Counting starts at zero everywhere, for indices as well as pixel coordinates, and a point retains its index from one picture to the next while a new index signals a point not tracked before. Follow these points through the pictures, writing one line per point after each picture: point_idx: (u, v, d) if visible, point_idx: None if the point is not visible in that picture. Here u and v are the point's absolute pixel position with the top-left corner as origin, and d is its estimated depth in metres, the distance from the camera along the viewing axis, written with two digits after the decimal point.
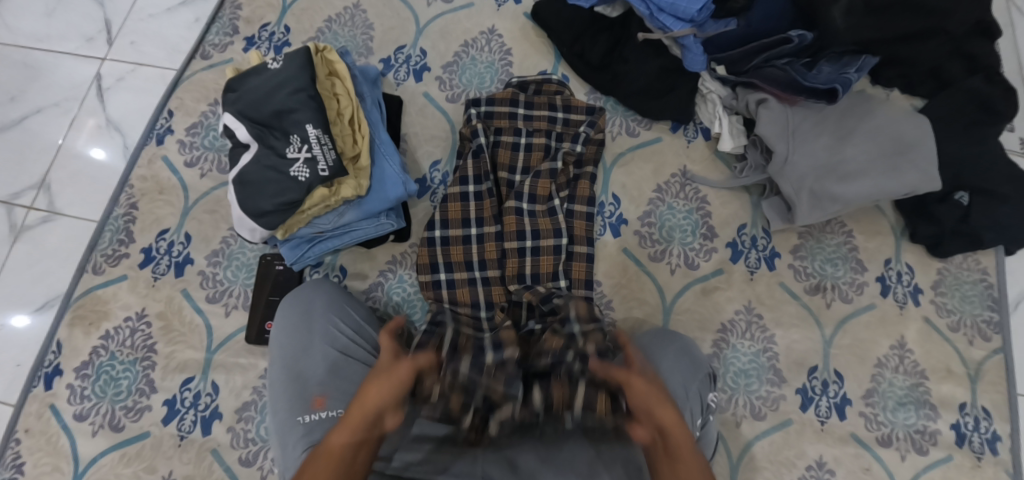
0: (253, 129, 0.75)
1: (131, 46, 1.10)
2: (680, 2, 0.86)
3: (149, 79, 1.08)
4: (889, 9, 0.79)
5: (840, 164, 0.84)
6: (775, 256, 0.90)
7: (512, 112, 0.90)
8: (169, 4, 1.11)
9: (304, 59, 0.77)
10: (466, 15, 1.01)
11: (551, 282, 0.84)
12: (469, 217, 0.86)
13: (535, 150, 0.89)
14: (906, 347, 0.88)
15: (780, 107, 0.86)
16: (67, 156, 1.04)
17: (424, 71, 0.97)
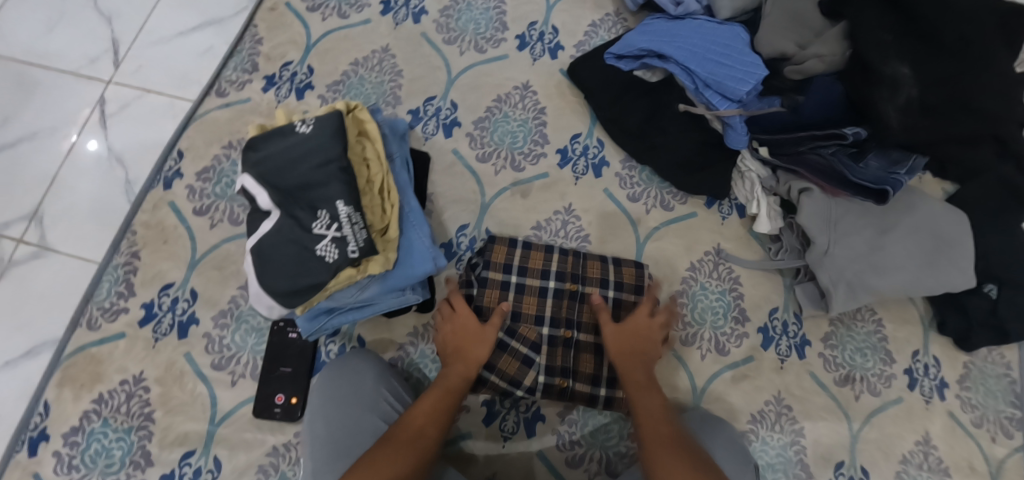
0: (275, 196, 0.68)
1: (137, 70, 1.03)
2: (728, 80, 0.84)
3: (155, 107, 1.01)
4: (942, 110, 0.75)
5: (879, 259, 0.82)
6: (806, 344, 0.88)
7: (541, 291, 0.82)
8: (182, 28, 1.05)
9: (335, 124, 0.72)
10: (498, 67, 0.97)
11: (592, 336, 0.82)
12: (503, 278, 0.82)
13: (563, 331, 0.81)
14: (931, 444, 0.87)
15: (824, 198, 0.84)
16: (61, 187, 0.97)
17: (454, 126, 0.93)
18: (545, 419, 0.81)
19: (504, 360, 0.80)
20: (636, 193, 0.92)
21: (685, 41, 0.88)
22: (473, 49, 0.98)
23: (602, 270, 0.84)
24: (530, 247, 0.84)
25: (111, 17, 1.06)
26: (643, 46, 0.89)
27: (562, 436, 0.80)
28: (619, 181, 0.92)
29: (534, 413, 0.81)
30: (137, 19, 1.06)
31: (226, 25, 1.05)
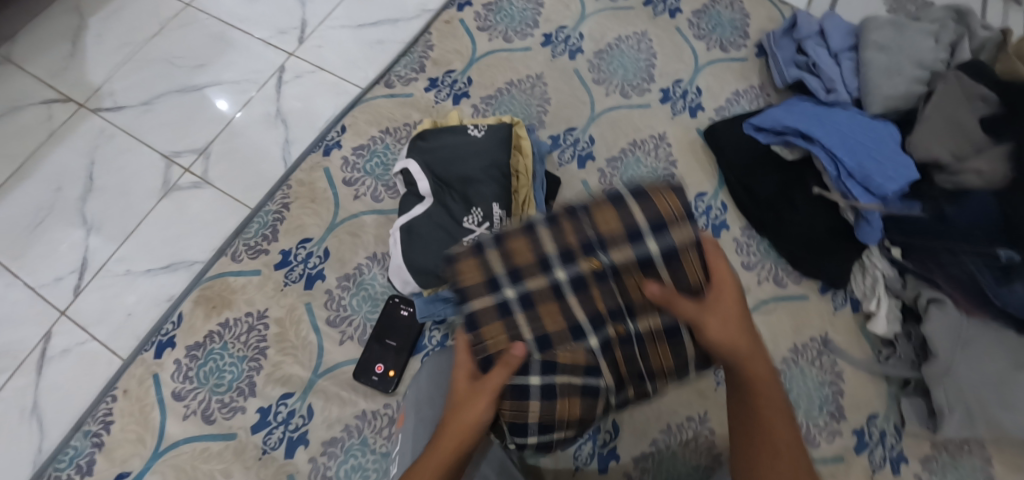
0: (435, 185, 0.77)
1: (315, 49, 1.14)
2: (876, 176, 0.84)
3: (323, 83, 1.11)
4: None
5: (1010, 393, 0.75)
6: (903, 460, 0.83)
7: (554, 291, 0.56)
8: (361, 21, 1.15)
9: (503, 135, 0.79)
10: (641, 114, 1.02)
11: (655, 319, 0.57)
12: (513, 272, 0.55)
13: (613, 326, 0.57)
14: None
15: (958, 314, 0.80)
16: (231, 132, 1.09)
17: (588, 159, 0.98)
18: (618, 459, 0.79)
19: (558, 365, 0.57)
20: (751, 262, 0.93)
21: (834, 128, 0.89)
22: (620, 93, 1.04)
23: (693, 272, 0.56)
24: (559, 222, 0.56)
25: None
26: (790, 124, 0.90)
27: None
28: (735, 246, 0.95)
29: (610, 451, 0.80)
30: (326, 6, 1.17)
31: (399, 24, 1.13)
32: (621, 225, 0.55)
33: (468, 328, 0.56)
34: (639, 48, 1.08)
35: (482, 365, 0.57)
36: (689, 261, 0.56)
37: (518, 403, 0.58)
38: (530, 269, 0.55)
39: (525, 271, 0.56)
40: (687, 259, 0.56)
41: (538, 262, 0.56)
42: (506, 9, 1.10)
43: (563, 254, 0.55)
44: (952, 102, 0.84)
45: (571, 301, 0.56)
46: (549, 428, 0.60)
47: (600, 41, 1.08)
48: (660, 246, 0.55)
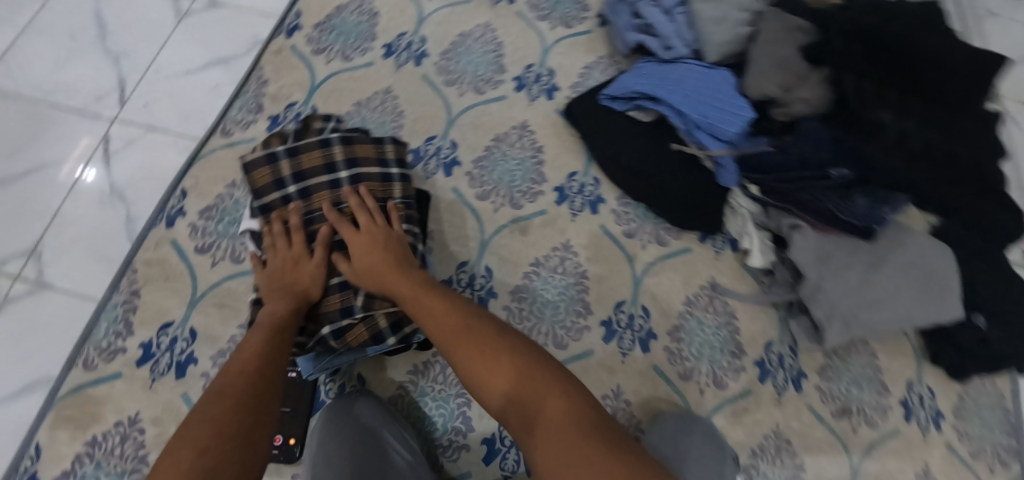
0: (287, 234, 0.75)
1: (143, 108, 1.01)
2: (720, 124, 0.89)
3: (159, 145, 0.99)
4: (922, 156, 0.76)
5: (872, 291, 0.83)
6: (802, 376, 0.89)
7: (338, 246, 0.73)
8: (188, 68, 1.04)
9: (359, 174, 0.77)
10: (499, 107, 1.01)
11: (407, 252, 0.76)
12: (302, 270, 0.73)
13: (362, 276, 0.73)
14: (930, 475, 0.87)
15: (815, 236, 0.86)
16: (66, 221, 0.95)
17: (455, 166, 0.95)
18: None
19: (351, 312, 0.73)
20: (632, 229, 0.94)
21: (676, 86, 0.92)
22: (473, 90, 1.02)
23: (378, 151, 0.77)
24: (298, 154, 0.74)
25: (121, 56, 1.05)
26: (638, 90, 0.93)
27: None
28: (615, 217, 0.94)
29: None
30: (147, 56, 1.05)
31: (231, 65, 1.04)
32: (319, 163, 0.75)
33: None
34: (484, 40, 1.06)
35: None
36: (391, 189, 0.77)
37: (339, 335, 0.72)
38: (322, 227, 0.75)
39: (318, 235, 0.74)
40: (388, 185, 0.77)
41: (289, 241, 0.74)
42: (339, 25, 1.04)
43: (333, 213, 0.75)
44: (777, 40, 0.87)
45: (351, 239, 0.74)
46: (397, 329, 0.73)
47: (442, 42, 1.05)
48: (343, 158, 0.75)
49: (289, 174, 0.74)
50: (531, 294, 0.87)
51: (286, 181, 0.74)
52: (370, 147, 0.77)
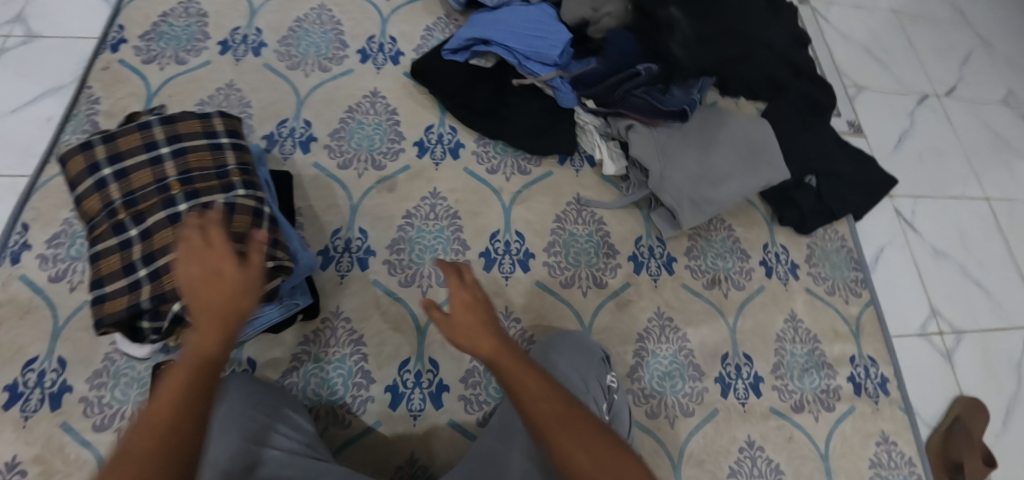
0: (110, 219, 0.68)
1: None
2: (543, 49, 0.95)
3: None
4: (712, 41, 0.93)
5: (710, 172, 0.95)
6: (673, 260, 0.98)
7: (172, 219, 0.68)
8: (11, 104, 0.99)
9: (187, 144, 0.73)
10: (348, 81, 1.02)
11: (252, 209, 0.70)
12: (136, 259, 0.67)
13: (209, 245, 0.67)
14: (797, 318, 0.98)
15: (648, 131, 0.95)
16: None
17: (310, 142, 0.96)
18: (449, 389, 0.83)
19: None
20: (494, 165, 0.99)
21: (503, 25, 0.98)
22: (318, 69, 1.03)
23: (204, 125, 0.75)
24: (114, 138, 0.71)
25: None
26: (470, 36, 0.98)
27: (470, 400, 0.83)
28: (476, 158, 0.99)
29: (438, 385, 0.83)
30: None
31: (62, 93, 0.99)
32: (137, 143, 0.71)
33: (120, 277, 0.66)
34: (322, 21, 1.07)
35: (131, 306, 0.65)
36: (224, 155, 0.74)
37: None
38: (148, 202, 0.68)
39: (146, 211, 0.68)
40: (220, 152, 0.74)
41: (117, 227, 0.67)
42: (167, 31, 1.02)
43: (160, 187, 0.69)
44: None
45: (185, 209, 0.68)
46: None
47: (278, 29, 1.05)
48: (164, 136, 0.72)
49: (105, 158, 0.70)
50: (409, 245, 0.90)
51: (101, 165, 0.70)
52: (195, 121, 0.74)
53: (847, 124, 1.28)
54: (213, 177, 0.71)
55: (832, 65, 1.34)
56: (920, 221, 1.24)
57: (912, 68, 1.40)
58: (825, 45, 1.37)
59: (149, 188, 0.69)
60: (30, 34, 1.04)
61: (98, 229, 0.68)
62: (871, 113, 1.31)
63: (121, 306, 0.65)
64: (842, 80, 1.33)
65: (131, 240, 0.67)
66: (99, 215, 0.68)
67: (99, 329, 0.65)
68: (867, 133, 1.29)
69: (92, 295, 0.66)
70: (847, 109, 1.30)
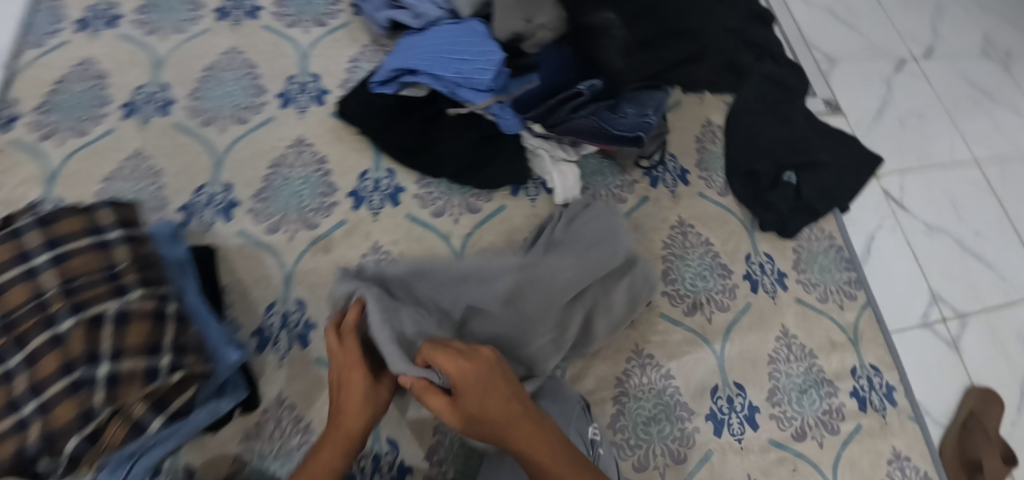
0: None
1: None
2: (473, 74, 0.85)
3: None
4: (657, 41, 0.82)
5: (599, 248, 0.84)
6: (648, 288, 0.89)
7: (54, 340, 0.58)
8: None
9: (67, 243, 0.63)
10: (267, 131, 0.92)
11: (151, 314, 0.62)
12: (16, 395, 0.57)
13: (105, 366, 0.58)
14: (790, 335, 0.90)
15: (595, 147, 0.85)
16: None
17: (233, 207, 0.86)
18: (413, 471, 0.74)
19: (102, 420, 0.58)
20: (439, 207, 0.89)
21: (427, 50, 0.88)
22: (235, 122, 0.92)
23: (87, 220, 0.65)
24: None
25: None
26: (393, 67, 0.88)
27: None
28: (419, 201, 0.89)
29: (400, 468, 0.74)
30: None
31: None
32: (10, 254, 0.62)
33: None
34: (234, 66, 0.96)
35: (16, 453, 0.56)
36: (114, 252, 0.65)
37: (93, 442, 0.58)
38: (25, 324, 0.59)
39: (23, 335, 0.59)
40: (108, 250, 0.65)
41: None
42: (63, 100, 0.91)
43: (37, 305, 0.60)
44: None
45: (68, 326, 0.59)
46: (162, 408, 0.61)
47: (186, 81, 0.94)
48: (41, 241, 0.63)
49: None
50: None
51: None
52: (77, 217, 0.65)
53: (823, 104, 1.18)
54: (101, 282, 0.62)
55: (800, 37, 1.24)
56: (909, 198, 1.14)
57: (883, 28, 1.30)
58: (790, 16, 1.26)
59: (25, 307, 0.60)
60: None
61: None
62: (847, 85, 1.21)
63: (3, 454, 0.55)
64: (812, 52, 1.23)
65: (8, 371, 0.58)
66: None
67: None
68: (845, 108, 1.19)
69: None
70: (822, 86, 1.20)
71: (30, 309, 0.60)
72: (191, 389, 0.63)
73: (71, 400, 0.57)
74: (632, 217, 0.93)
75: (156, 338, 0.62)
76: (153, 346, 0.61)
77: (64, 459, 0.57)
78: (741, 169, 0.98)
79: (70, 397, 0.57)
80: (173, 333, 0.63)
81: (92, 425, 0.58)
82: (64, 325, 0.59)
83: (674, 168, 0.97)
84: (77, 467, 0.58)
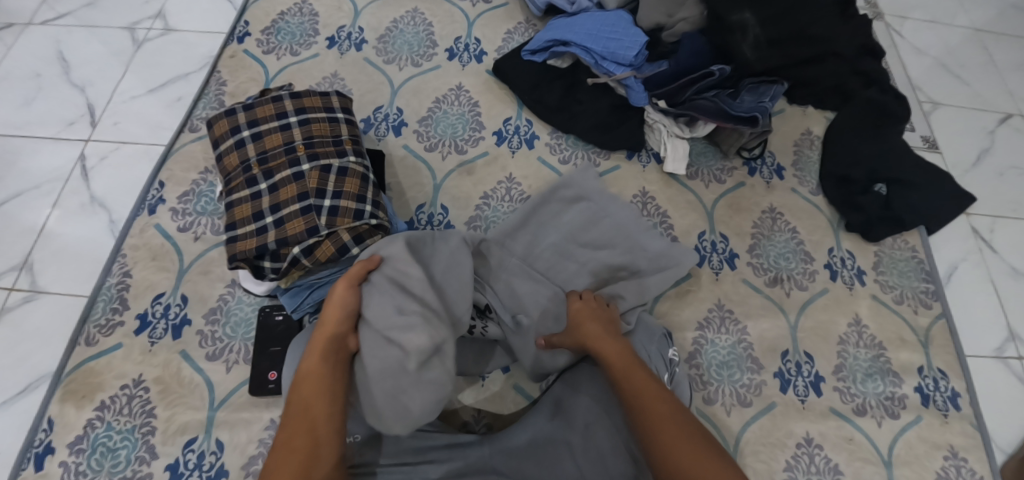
0: (246, 174, 0.80)
1: (114, 127, 1.12)
2: (619, 50, 1.03)
3: (133, 156, 1.09)
4: (785, 42, 0.97)
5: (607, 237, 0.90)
6: (735, 256, 1.00)
7: (296, 175, 0.79)
8: (155, 85, 1.16)
9: (311, 114, 0.84)
10: (435, 76, 1.11)
11: (361, 173, 0.81)
12: (263, 207, 0.78)
13: (327, 201, 0.78)
14: (861, 323, 0.97)
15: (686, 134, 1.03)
16: (55, 235, 1.02)
17: (402, 127, 1.05)
18: None
19: (318, 239, 0.76)
20: (566, 157, 1.05)
21: (581, 29, 1.06)
22: (411, 64, 1.12)
23: (324, 102, 0.86)
24: (254, 108, 0.83)
25: (87, 84, 1.16)
26: (548, 39, 1.06)
27: None
28: (550, 149, 1.05)
29: None
30: (110, 84, 1.16)
31: (192, 79, 1.16)
32: (270, 112, 0.83)
33: (250, 222, 0.77)
34: (415, 22, 1.16)
35: (259, 247, 0.76)
36: (339, 127, 0.85)
37: (310, 252, 0.76)
38: (277, 161, 0.80)
39: (275, 168, 0.80)
40: (336, 125, 0.85)
41: (251, 181, 0.79)
42: (285, 27, 1.13)
43: (287, 149, 0.81)
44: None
45: (307, 169, 0.79)
46: (360, 242, 0.78)
47: (378, 28, 1.15)
48: (293, 107, 0.84)
49: (245, 123, 0.82)
50: (484, 224, 0.98)
51: (241, 128, 0.82)
52: (317, 98, 0.86)
53: (921, 140, 1.27)
54: (330, 145, 0.82)
55: (906, 80, 1.35)
56: (999, 240, 1.19)
57: (991, 86, 1.38)
58: (898, 63, 1.37)
59: (278, 150, 0.81)
60: (169, 28, 1.22)
61: (232, 182, 0.80)
62: (945, 129, 1.30)
63: (251, 246, 0.76)
64: (917, 94, 1.33)
65: (260, 192, 0.79)
66: (236, 169, 0.81)
67: (229, 264, 0.77)
68: (942, 149, 1.27)
69: (226, 236, 0.78)
70: (922, 125, 1.29)
71: (283, 151, 0.80)
72: (379, 236, 0.80)
73: (302, 218, 0.77)
74: (728, 197, 1.05)
75: (362, 190, 0.80)
76: (359, 194, 0.79)
77: (287, 259, 0.76)
78: (834, 174, 1.08)
79: (302, 215, 0.77)
80: (373, 191, 0.81)
81: (313, 239, 0.76)
82: (305, 167, 0.79)
83: (772, 164, 1.09)
84: (293, 269, 0.77)
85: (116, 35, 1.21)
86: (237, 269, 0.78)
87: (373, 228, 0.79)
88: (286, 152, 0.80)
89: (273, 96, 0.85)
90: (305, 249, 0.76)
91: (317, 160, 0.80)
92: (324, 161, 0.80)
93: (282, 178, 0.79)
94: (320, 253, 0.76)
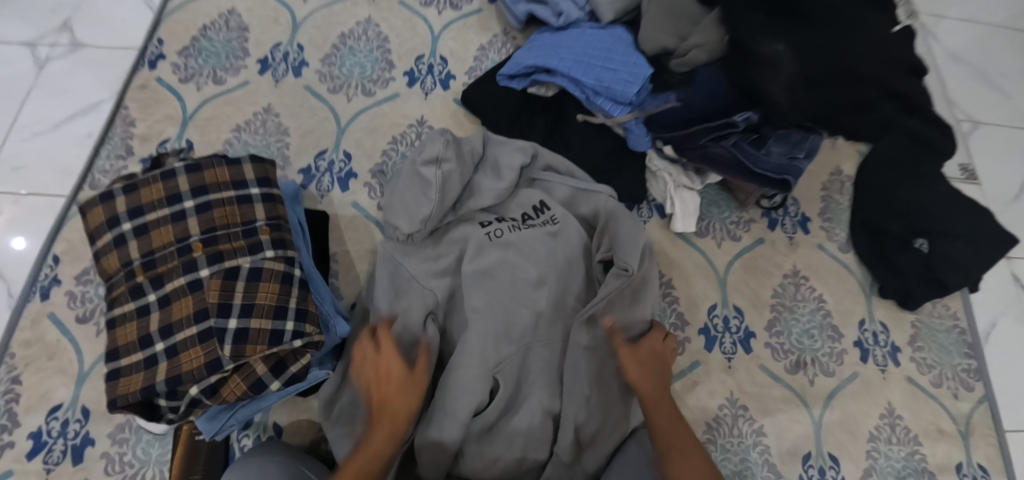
0: (129, 282, 0.62)
1: (9, 174, 0.92)
2: (617, 85, 0.84)
3: (35, 210, 0.89)
4: (827, 83, 0.75)
5: (507, 326, 0.76)
6: (751, 336, 0.85)
7: (192, 285, 0.62)
8: (55, 118, 0.95)
9: (215, 194, 0.66)
10: (391, 108, 0.92)
11: (280, 272, 0.65)
12: (149, 331, 0.61)
13: (235, 321, 0.61)
14: (895, 414, 0.84)
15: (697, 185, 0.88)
16: None
17: (351, 178, 0.87)
18: None
19: (223, 376, 0.60)
20: None
21: (568, 53, 0.86)
22: (362, 93, 0.92)
23: (232, 174, 0.68)
24: (136, 188, 0.65)
25: None
26: (529, 64, 0.87)
27: None
28: None
29: None
30: (2, 116, 0.95)
31: (102, 109, 0.95)
32: (161, 195, 0.65)
33: (135, 350, 0.60)
34: (368, 38, 0.95)
35: (146, 389, 0.59)
36: (252, 209, 0.67)
37: (214, 391, 0.60)
38: (168, 265, 0.62)
39: (167, 275, 0.62)
40: (249, 206, 0.67)
41: (135, 291, 0.62)
42: (207, 47, 0.92)
43: (182, 248, 0.63)
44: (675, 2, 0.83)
45: (208, 274, 0.62)
46: (281, 370, 0.62)
47: (322, 44, 0.94)
48: (190, 187, 0.66)
49: (126, 210, 0.64)
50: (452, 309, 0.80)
51: (121, 219, 0.64)
52: (224, 169, 0.68)
53: (959, 169, 1.11)
54: (240, 236, 0.65)
55: (943, 93, 1.17)
56: None
57: None
58: (936, 72, 1.18)
59: (170, 248, 0.63)
60: (73, 42, 1.00)
61: (114, 291, 0.63)
62: (987, 153, 1.13)
63: (136, 387, 0.59)
64: (955, 111, 1.16)
65: (147, 306, 0.62)
66: (116, 274, 0.63)
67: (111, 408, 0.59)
68: (982, 179, 1.11)
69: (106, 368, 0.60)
70: (961, 150, 1.12)
71: (177, 252, 0.63)
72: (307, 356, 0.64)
73: (201, 346, 0.60)
74: (744, 258, 0.89)
75: (283, 299, 0.63)
76: (275, 307, 0.63)
77: (186, 400, 0.60)
78: (867, 224, 0.92)
79: (203, 343, 0.60)
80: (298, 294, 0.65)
81: (217, 375, 0.60)
82: (206, 273, 0.62)
83: (795, 214, 0.93)
84: (194, 409, 0.61)
85: (10, 53, 0.99)
86: (123, 412, 0.60)
87: (299, 348, 0.63)
88: (181, 252, 0.63)
89: (164, 169, 0.66)
90: (206, 390, 0.59)
91: (221, 263, 0.63)
92: (230, 263, 0.63)
93: (175, 289, 0.62)
94: (229, 390, 0.60)
